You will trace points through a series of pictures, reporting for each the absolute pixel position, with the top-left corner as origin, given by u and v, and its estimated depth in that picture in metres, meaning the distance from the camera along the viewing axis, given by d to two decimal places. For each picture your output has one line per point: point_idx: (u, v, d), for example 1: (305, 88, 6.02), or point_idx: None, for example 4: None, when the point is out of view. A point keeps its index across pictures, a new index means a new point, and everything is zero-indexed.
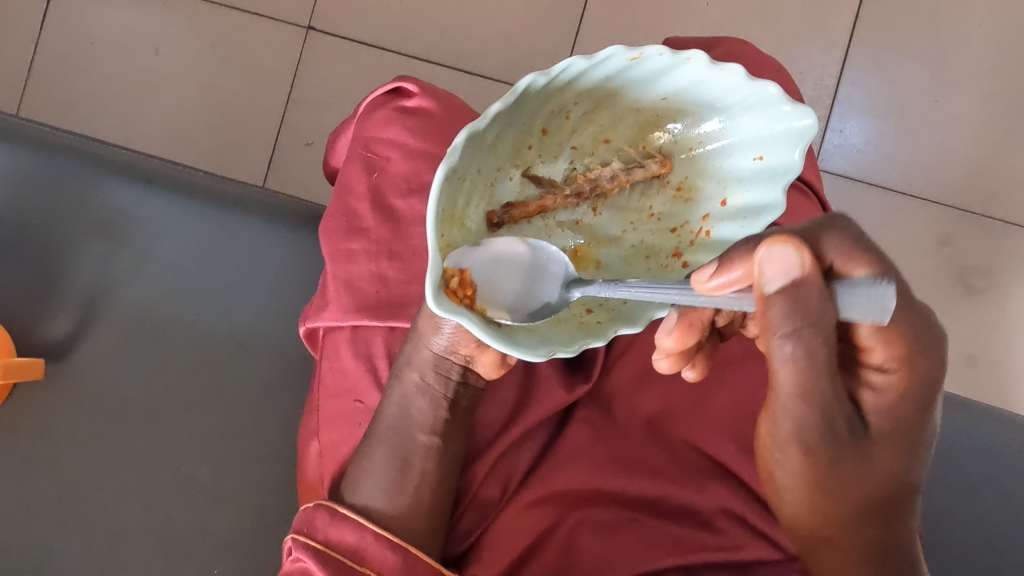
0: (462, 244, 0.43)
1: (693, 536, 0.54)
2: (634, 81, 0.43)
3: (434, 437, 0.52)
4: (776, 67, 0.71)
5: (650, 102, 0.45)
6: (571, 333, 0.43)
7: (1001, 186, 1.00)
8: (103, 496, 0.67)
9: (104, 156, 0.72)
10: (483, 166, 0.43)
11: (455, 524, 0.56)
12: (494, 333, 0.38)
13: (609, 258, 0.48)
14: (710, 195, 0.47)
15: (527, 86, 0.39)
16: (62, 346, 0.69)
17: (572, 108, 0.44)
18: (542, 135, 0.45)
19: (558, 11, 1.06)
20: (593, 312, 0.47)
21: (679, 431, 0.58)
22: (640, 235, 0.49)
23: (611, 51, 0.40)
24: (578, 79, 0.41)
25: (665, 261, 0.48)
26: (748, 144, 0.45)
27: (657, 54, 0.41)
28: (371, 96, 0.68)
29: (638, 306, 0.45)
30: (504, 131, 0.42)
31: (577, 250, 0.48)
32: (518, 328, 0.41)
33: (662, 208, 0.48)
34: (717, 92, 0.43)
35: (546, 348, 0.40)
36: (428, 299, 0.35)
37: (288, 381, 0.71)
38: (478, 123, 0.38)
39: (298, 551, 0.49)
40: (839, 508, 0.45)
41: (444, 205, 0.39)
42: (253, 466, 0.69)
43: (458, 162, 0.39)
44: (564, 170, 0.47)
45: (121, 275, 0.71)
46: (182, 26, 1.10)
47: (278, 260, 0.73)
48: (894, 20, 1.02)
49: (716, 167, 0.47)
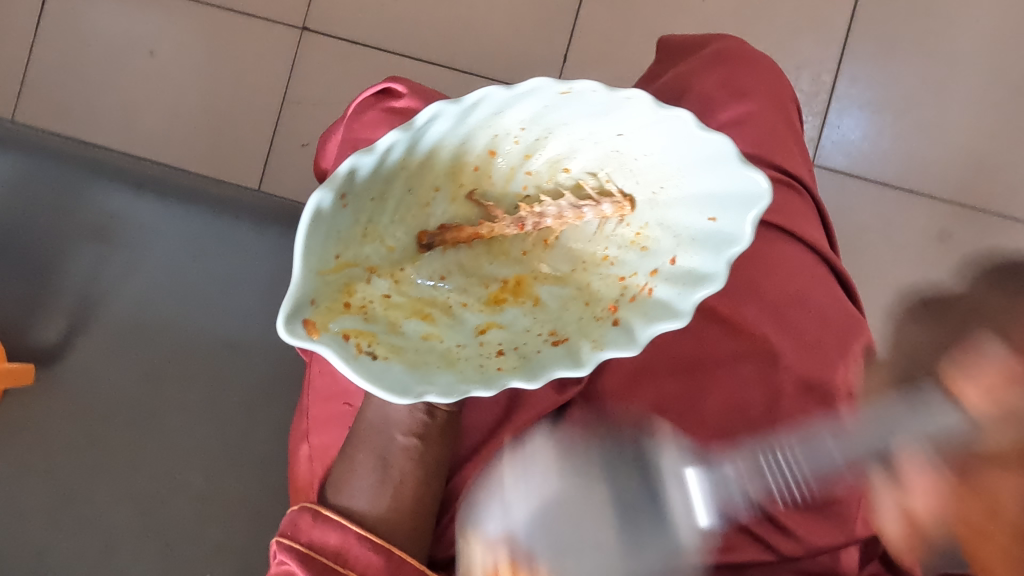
0: (378, 263, 0.40)
1: (685, 537, 0.55)
2: (578, 114, 0.41)
3: (412, 438, 0.51)
4: (769, 63, 0.70)
5: (607, 138, 0.41)
6: (458, 372, 0.39)
7: (1003, 179, 0.99)
8: (95, 501, 0.66)
9: (98, 161, 0.73)
10: (414, 184, 0.40)
11: (445, 529, 0.56)
12: (358, 364, 0.36)
13: (549, 296, 0.43)
14: (661, 248, 0.42)
15: (435, 115, 0.38)
16: (53, 350, 0.69)
17: (520, 134, 0.41)
18: (488, 156, 0.42)
19: (552, 9, 1.06)
20: (504, 355, 0.40)
21: (673, 433, 0.57)
22: (584, 278, 0.43)
23: (535, 83, 0.38)
24: (508, 110, 0.40)
25: (600, 312, 0.42)
26: (706, 202, 0.41)
27: (593, 91, 0.39)
28: (360, 97, 0.68)
29: (544, 362, 0.39)
30: (432, 154, 0.40)
31: (518, 280, 0.43)
32: (396, 363, 0.38)
33: (618, 251, 0.43)
34: (667, 138, 0.40)
35: (415, 391, 0.37)
36: (280, 323, 0.35)
37: (281, 384, 0.71)
38: (371, 152, 0.37)
39: (283, 553, 0.49)
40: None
41: (341, 225, 0.38)
42: (247, 470, 0.68)
43: (362, 186, 0.38)
44: (520, 193, 0.44)
45: (113, 279, 0.71)
46: (176, 28, 1.10)
47: (268, 263, 0.72)
48: (890, 15, 1.02)
49: (674, 218, 0.42)
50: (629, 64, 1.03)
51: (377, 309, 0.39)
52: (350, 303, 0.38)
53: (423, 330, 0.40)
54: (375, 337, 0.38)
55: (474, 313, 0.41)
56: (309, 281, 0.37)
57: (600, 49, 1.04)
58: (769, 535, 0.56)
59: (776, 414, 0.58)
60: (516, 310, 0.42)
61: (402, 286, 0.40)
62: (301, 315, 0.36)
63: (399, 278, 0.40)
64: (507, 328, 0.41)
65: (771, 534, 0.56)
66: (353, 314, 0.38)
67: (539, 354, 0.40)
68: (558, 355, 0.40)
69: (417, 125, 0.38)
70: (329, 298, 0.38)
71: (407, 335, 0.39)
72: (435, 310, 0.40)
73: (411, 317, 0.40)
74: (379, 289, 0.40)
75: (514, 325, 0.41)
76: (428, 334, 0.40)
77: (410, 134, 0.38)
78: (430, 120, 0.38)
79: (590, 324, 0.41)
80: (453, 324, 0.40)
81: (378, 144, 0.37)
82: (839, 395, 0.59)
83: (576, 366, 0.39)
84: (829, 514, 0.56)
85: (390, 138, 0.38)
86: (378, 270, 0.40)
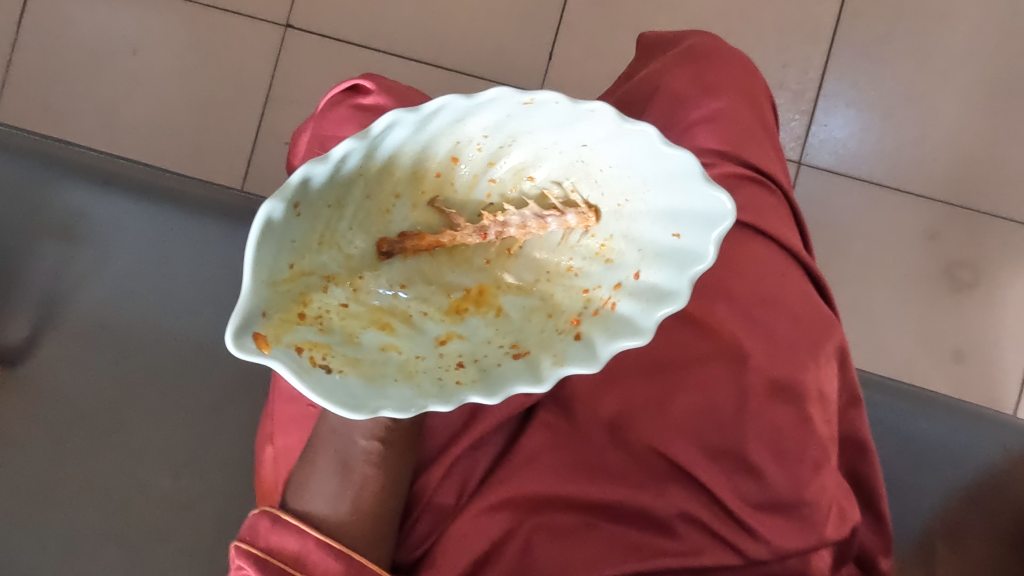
0: (335, 272, 0.37)
1: (651, 541, 0.53)
2: (542, 126, 0.37)
3: (374, 442, 0.50)
4: (744, 59, 0.69)
5: (571, 148, 0.37)
6: (415, 387, 0.36)
7: (989, 178, 0.99)
8: (62, 504, 0.65)
9: (60, 156, 0.71)
10: (373, 191, 0.37)
11: (408, 533, 0.55)
12: (312, 379, 0.34)
13: (512, 307, 0.39)
14: (626, 261, 0.39)
15: (389, 125, 0.34)
16: (18, 351, 0.68)
17: (483, 141, 0.37)
18: (450, 163, 0.38)
19: (537, 6, 1.05)
20: (463, 367, 0.37)
21: (642, 434, 0.56)
22: (548, 289, 0.39)
23: (494, 94, 0.35)
24: (470, 116, 0.36)
25: (562, 325, 0.38)
26: (671, 216, 0.37)
27: (555, 102, 0.35)
28: (330, 94, 0.67)
29: (504, 377, 0.36)
30: (390, 162, 0.36)
31: (481, 289, 0.39)
32: (352, 376, 0.35)
33: (582, 261, 0.39)
34: (636, 153, 0.36)
35: (371, 406, 0.35)
36: (228, 337, 0.32)
37: (251, 386, 0.70)
38: (322, 162, 0.34)
39: (240, 559, 0.48)
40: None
41: (296, 234, 0.35)
42: (218, 471, 0.68)
43: (317, 196, 0.35)
44: (484, 201, 0.39)
45: (79, 279, 0.70)
46: (158, 26, 1.09)
47: (240, 262, 0.72)
48: (878, 12, 1.01)
49: (638, 231, 0.38)
50: (616, 61, 1.03)
51: (334, 320, 0.36)
52: (305, 315, 0.35)
53: (381, 341, 0.36)
54: (330, 350, 0.35)
55: (434, 323, 0.38)
56: (261, 293, 0.33)
57: (586, 46, 1.03)
58: (738, 539, 0.54)
59: (745, 414, 0.56)
60: (478, 320, 0.39)
61: (361, 295, 0.37)
62: (252, 329, 0.33)
63: (358, 287, 0.37)
64: (468, 339, 0.38)
65: (739, 537, 0.54)
66: (308, 326, 0.35)
67: (500, 367, 0.37)
68: (517, 369, 0.37)
69: (374, 134, 0.35)
70: (284, 309, 0.35)
71: (364, 347, 0.36)
72: (394, 319, 0.37)
73: (369, 327, 0.37)
74: (336, 298, 0.36)
75: (473, 337, 0.38)
76: (387, 345, 0.37)
77: (367, 142, 0.34)
78: (388, 128, 0.35)
79: (551, 337, 0.38)
80: (413, 334, 0.37)
81: (334, 152, 0.34)
82: (811, 395, 0.57)
83: (536, 383, 0.36)
84: (801, 518, 0.54)
85: (340, 147, 0.34)
86: (336, 279, 0.37)
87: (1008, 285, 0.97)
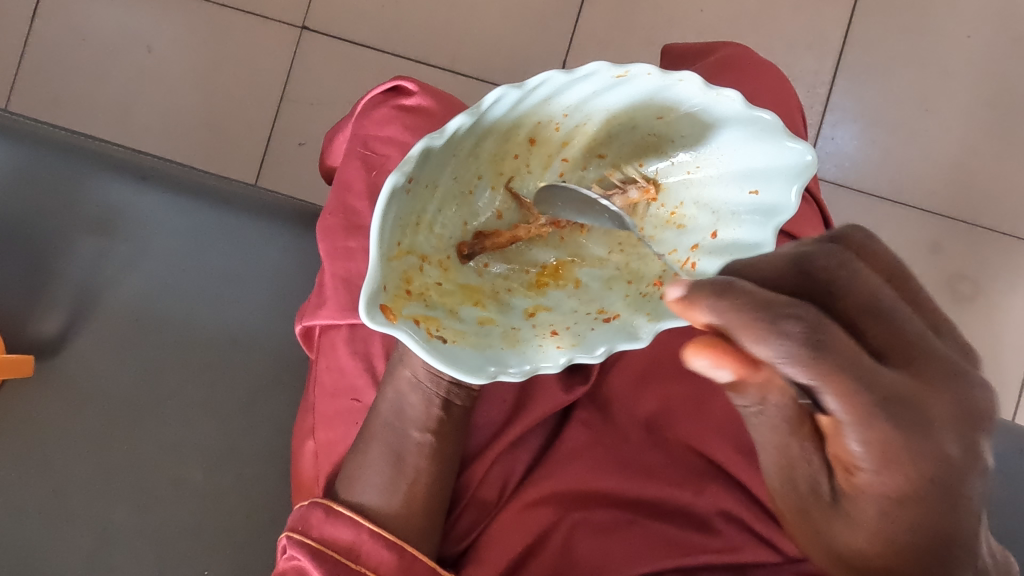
0: (428, 251, 0.42)
1: (693, 538, 0.54)
2: (619, 100, 0.43)
3: (427, 435, 0.52)
4: (775, 70, 0.71)
5: (645, 121, 0.44)
6: (522, 353, 0.41)
7: (990, 193, 1.01)
8: (94, 496, 0.66)
9: (98, 153, 0.72)
10: (460, 173, 0.42)
11: (452, 525, 0.56)
12: (431, 347, 0.38)
13: (590, 278, 0.45)
14: (699, 224, 0.45)
15: (496, 100, 0.39)
16: (53, 342, 0.68)
17: (562, 120, 0.43)
18: (529, 145, 0.44)
19: (552, 13, 1.06)
20: (558, 334, 0.43)
21: (678, 432, 0.57)
22: (624, 258, 0.45)
23: (593, 67, 0.40)
24: (559, 95, 0.42)
25: (645, 289, 0.44)
26: (744, 177, 0.44)
27: (645, 74, 0.41)
28: (370, 94, 0.68)
29: (600, 336, 0.42)
30: (484, 137, 0.41)
31: (557, 264, 0.46)
32: (463, 345, 0.40)
33: (652, 230, 0.46)
34: (707, 116, 0.42)
35: (487, 370, 0.39)
36: (361, 310, 0.36)
37: (282, 382, 0.70)
38: (437, 136, 0.38)
39: (293, 549, 0.50)
40: (913, 556, 0.37)
41: (404, 210, 0.39)
42: (247, 467, 0.68)
43: (424, 169, 0.39)
44: (554, 183, 0.45)
45: (116, 272, 0.71)
46: (174, 24, 1.09)
47: (276, 258, 0.72)
48: (885, 29, 1.03)
49: (708, 196, 0.45)
50: None
51: (434, 295, 0.41)
52: (411, 290, 0.40)
53: (477, 315, 0.42)
54: (440, 322, 0.40)
55: (519, 298, 0.45)
56: (382, 268, 0.37)
57: (599, 55, 1.04)
58: (776, 536, 0.54)
59: None
60: (559, 293, 0.45)
61: (450, 274, 0.43)
62: (379, 302, 0.37)
63: (447, 266, 0.43)
64: (555, 310, 0.44)
65: (776, 535, 0.54)
66: (415, 301, 0.40)
67: (594, 330, 0.42)
68: (613, 330, 0.42)
69: (484, 108, 0.39)
70: (396, 284, 0.39)
71: (465, 319, 0.42)
72: (484, 296, 0.44)
73: (464, 303, 0.42)
74: (432, 277, 0.42)
75: (559, 308, 0.44)
76: (483, 319, 0.42)
77: (477, 116, 0.39)
78: (496, 101, 0.39)
79: (638, 300, 0.44)
80: (504, 309, 0.44)
81: (449, 126, 0.38)
82: None
83: (632, 338, 0.41)
84: None
85: (449, 125, 0.38)
86: (428, 259, 0.42)
87: (1006, 298, 0.99)
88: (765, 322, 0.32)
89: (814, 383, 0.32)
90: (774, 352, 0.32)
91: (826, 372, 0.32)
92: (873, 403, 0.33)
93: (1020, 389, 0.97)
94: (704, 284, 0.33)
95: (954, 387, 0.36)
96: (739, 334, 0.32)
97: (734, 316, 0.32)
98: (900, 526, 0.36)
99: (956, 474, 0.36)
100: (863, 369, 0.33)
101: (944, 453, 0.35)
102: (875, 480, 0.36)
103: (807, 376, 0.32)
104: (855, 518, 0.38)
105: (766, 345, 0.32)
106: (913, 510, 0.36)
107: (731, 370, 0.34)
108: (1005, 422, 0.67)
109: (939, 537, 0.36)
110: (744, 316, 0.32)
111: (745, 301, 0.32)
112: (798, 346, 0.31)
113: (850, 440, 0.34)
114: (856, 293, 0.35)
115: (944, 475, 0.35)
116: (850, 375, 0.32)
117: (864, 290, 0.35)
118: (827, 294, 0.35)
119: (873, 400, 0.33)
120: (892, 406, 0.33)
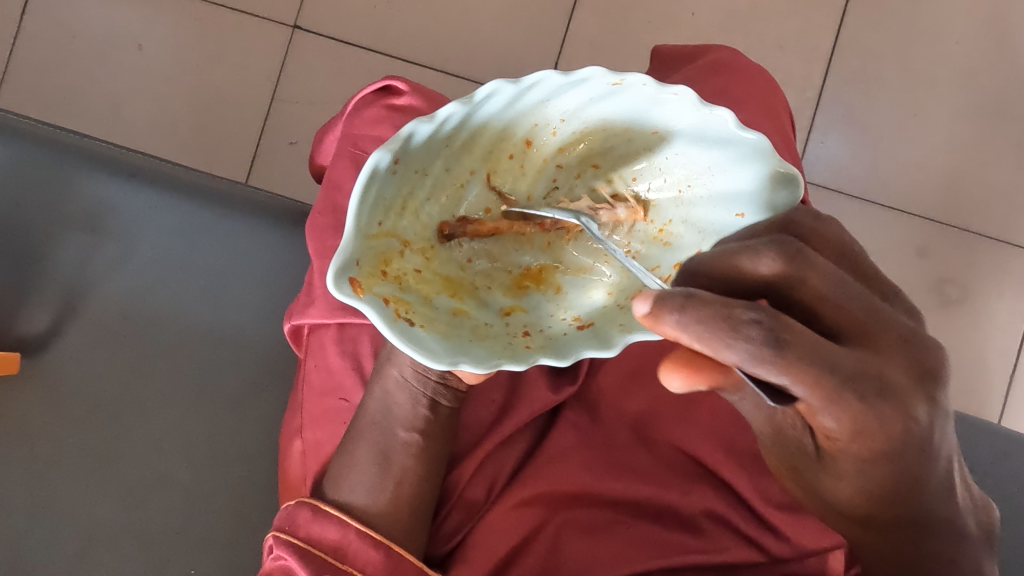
0: (412, 237, 0.42)
1: (680, 538, 0.54)
2: (617, 110, 0.43)
3: (414, 434, 0.52)
4: (765, 73, 0.71)
5: (642, 134, 0.44)
6: (492, 349, 0.41)
7: (977, 197, 1.02)
8: (80, 496, 0.65)
9: (86, 150, 0.71)
10: (452, 165, 0.43)
11: (440, 525, 0.56)
12: (397, 327, 0.38)
13: (572, 287, 0.45)
14: (685, 242, 0.46)
15: (488, 94, 0.40)
16: (40, 339, 0.68)
17: (558, 125, 0.44)
18: (525, 145, 0.44)
19: (543, 15, 1.06)
20: (529, 336, 0.43)
21: (666, 434, 0.57)
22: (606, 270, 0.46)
23: (589, 72, 0.40)
24: (555, 99, 0.43)
25: (624, 301, 0.44)
26: (732, 200, 0.44)
27: (642, 83, 0.41)
28: (360, 93, 0.67)
29: (571, 343, 0.42)
30: (478, 132, 0.42)
31: (541, 268, 0.46)
32: (431, 332, 0.39)
33: (639, 246, 0.46)
34: (703, 132, 0.42)
35: (450, 358, 0.38)
36: (329, 279, 0.37)
37: (271, 381, 0.70)
38: (426, 123, 0.39)
39: (279, 548, 0.50)
40: (884, 494, 0.40)
41: (388, 192, 0.40)
42: (235, 466, 0.67)
43: (412, 154, 0.40)
44: (545, 189, 0.46)
45: (103, 270, 0.70)
46: (165, 22, 1.09)
47: (263, 257, 0.72)
48: (874, 33, 1.04)
49: (698, 215, 0.45)
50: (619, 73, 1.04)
51: (411, 281, 0.41)
52: (387, 272, 0.40)
53: (452, 307, 0.42)
54: (411, 306, 0.40)
55: (499, 296, 0.44)
56: (356, 244, 0.38)
57: (592, 57, 1.05)
58: (758, 534, 0.54)
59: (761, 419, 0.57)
60: (538, 296, 0.45)
61: (433, 263, 0.43)
62: (349, 274, 0.37)
63: (429, 256, 0.43)
64: (530, 313, 0.44)
65: (760, 535, 0.54)
66: (389, 282, 0.40)
67: (567, 335, 0.43)
68: (586, 337, 0.42)
69: (475, 101, 0.40)
70: (371, 262, 0.39)
71: (439, 308, 0.41)
72: (463, 291, 0.43)
73: (441, 294, 0.42)
74: (412, 263, 0.42)
75: (536, 311, 0.44)
76: (458, 311, 0.42)
77: (468, 107, 0.40)
78: (488, 96, 0.40)
79: (614, 312, 0.44)
80: (481, 304, 0.43)
81: (439, 113, 0.40)
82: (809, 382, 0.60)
83: (605, 346, 0.41)
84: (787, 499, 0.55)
85: (440, 112, 0.40)
86: (411, 245, 0.42)
87: (993, 302, 1.00)
88: (727, 330, 0.31)
89: (784, 380, 0.32)
90: (743, 359, 0.32)
91: (795, 370, 0.32)
92: (839, 385, 0.33)
93: (1006, 391, 0.98)
94: (668, 297, 0.32)
95: (911, 352, 0.36)
96: (703, 343, 0.32)
97: (699, 325, 0.32)
98: (882, 479, 0.39)
99: (924, 433, 0.37)
100: (827, 354, 0.33)
101: (918, 419, 0.37)
102: (852, 446, 0.36)
103: (778, 379, 0.32)
104: (837, 470, 0.40)
105: (735, 354, 0.31)
106: (888, 471, 0.38)
107: (703, 382, 0.34)
108: (992, 425, 0.68)
109: (905, 479, 0.39)
110: (710, 324, 0.32)
111: (707, 313, 0.32)
112: (768, 352, 0.31)
113: (824, 420, 0.35)
114: (806, 284, 0.36)
115: (915, 438, 0.37)
116: (816, 367, 0.32)
117: (813, 284, 0.36)
118: (783, 287, 0.36)
119: (836, 382, 0.33)
120: (853, 383, 0.34)
